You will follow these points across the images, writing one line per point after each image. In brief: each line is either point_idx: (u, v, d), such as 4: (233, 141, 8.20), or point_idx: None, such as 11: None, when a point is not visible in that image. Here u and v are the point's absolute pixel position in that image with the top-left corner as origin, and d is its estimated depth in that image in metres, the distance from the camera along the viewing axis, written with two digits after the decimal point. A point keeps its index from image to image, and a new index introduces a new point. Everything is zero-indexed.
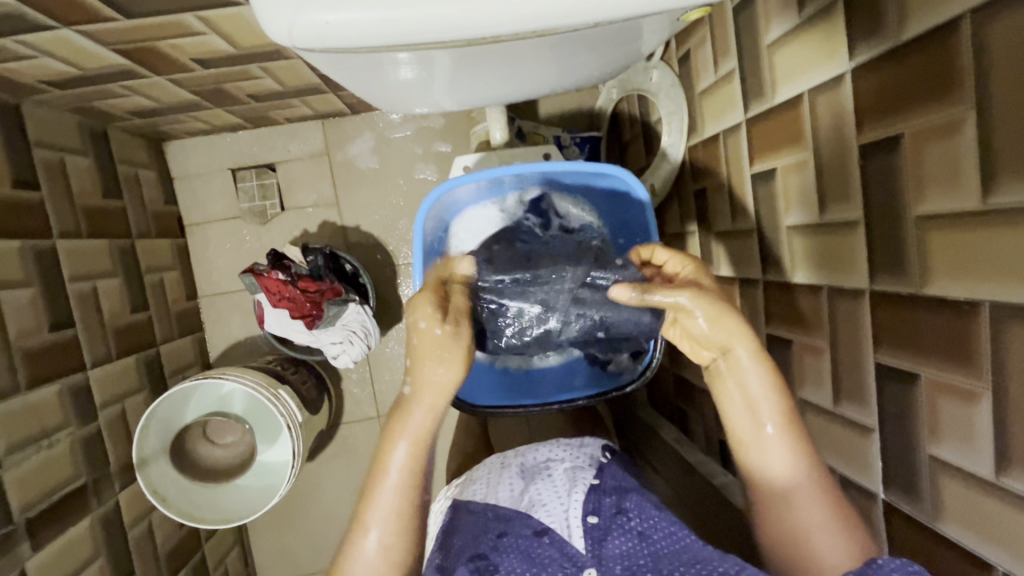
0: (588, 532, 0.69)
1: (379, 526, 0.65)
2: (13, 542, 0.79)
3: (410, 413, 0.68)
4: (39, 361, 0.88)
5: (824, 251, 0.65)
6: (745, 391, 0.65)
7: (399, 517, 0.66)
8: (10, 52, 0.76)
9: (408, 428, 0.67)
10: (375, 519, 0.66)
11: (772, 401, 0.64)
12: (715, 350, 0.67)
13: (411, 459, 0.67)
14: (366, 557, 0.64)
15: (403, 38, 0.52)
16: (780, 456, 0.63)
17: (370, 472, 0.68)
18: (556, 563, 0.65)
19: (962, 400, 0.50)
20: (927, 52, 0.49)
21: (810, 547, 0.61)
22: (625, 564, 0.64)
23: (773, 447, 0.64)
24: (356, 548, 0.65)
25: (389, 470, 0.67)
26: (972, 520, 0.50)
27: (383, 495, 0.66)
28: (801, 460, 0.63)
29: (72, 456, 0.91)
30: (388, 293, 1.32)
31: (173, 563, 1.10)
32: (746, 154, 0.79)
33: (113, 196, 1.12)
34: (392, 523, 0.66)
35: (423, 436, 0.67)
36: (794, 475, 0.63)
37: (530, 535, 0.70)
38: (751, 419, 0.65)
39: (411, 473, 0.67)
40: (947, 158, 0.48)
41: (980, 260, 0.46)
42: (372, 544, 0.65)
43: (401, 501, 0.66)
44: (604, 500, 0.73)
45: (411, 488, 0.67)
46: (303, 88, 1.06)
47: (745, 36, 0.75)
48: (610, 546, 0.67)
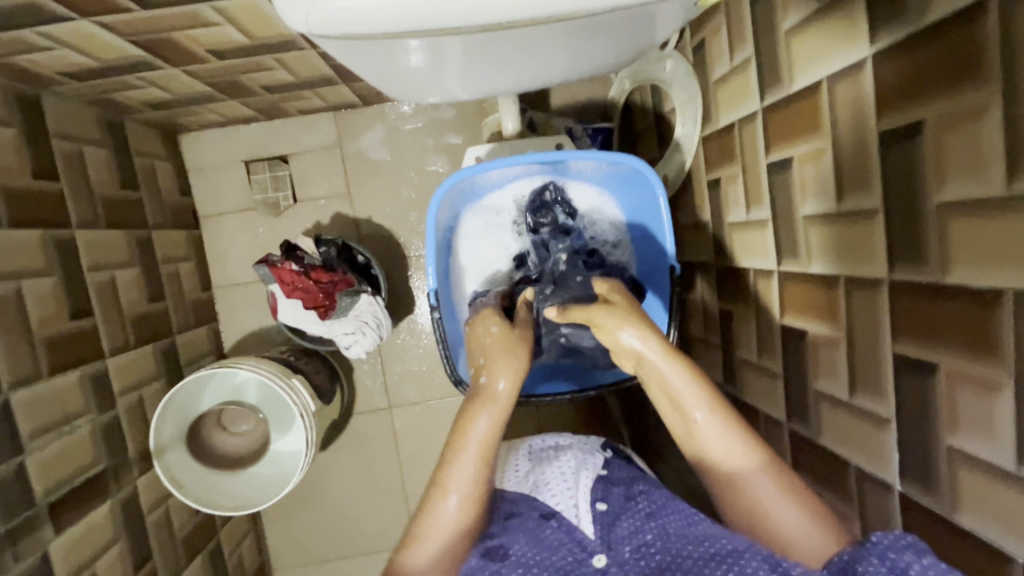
0: (597, 518, 0.69)
1: (458, 492, 0.68)
2: (36, 525, 0.81)
3: (494, 391, 0.73)
4: (59, 348, 0.90)
5: (841, 240, 0.65)
6: (668, 387, 0.67)
7: (478, 485, 0.68)
8: (30, 44, 0.77)
9: (491, 404, 0.72)
10: (454, 486, 0.68)
11: (695, 394, 0.66)
12: (630, 358, 0.70)
13: (493, 433, 0.71)
14: (443, 519, 0.67)
15: (416, 25, 0.52)
16: (719, 443, 0.65)
17: (449, 444, 0.71)
18: (566, 548, 0.66)
19: (983, 390, 0.49)
20: (951, 36, 0.48)
21: (778, 531, 0.61)
22: (634, 546, 0.64)
23: (713, 437, 0.65)
24: (435, 512, 0.67)
25: (471, 439, 0.70)
26: (992, 512, 0.50)
27: (461, 464, 0.69)
28: (745, 446, 0.64)
29: (92, 441, 0.93)
30: (399, 284, 1.32)
31: (190, 548, 1.12)
32: (762, 143, 0.78)
33: (129, 187, 1.13)
34: (470, 492, 0.68)
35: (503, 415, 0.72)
36: (740, 460, 0.64)
37: (538, 518, 0.70)
38: (680, 416, 0.68)
39: (490, 443, 0.70)
40: (970, 144, 0.47)
41: (1004, 247, 0.46)
42: (451, 509, 0.67)
43: (479, 471, 0.69)
44: (612, 489, 0.74)
45: (486, 457, 0.70)
46: (316, 79, 1.07)
47: (762, 23, 0.74)
48: (619, 530, 0.67)
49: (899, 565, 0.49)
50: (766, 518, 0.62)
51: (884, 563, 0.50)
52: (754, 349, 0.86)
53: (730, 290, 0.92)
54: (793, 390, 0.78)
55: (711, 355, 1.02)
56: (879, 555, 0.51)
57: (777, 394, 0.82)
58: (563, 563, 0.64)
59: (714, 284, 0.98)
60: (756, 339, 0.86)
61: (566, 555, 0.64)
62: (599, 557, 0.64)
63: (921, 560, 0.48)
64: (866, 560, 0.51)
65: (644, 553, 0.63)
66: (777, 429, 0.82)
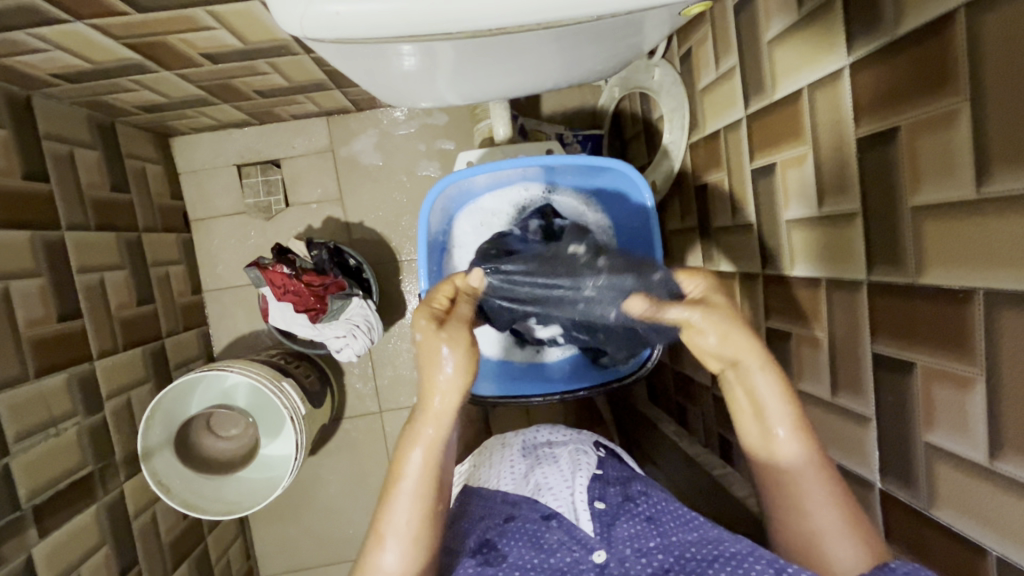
0: (597, 516, 0.70)
1: (396, 543, 0.65)
2: (20, 528, 0.80)
3: (422, 425, 0.68)
4: (47, 349, 0.89)
5: (823, 243, 0.66)
6: (753, 394, 0.65)
7: (418, 528, 0.66)
8: (23, 45, 0.78)
9: (426, 432, 0.68)
10: (393, 535, 0.66)
11: (780, 408, 0.64)
12: (722, 361, 0.66)
13: (427, 470, 0.67)
14: (383, 572, 0.65)
15: (409, 29, 0.53)
16: (789, 452, 0.64)
17: (384, 488, 0.68)
18: (565, 547, 0.66)
19: (957, 387, 0.50)
20: (923, 46, 0.50)
21: (828, 561, 0.61)
22: (634, 546, 0.65)
23: (783, 443, 0.64)
24: (374, 562, 0.65)
25: (405, 482, 0.67)
26: (968, 506, 0.51)
27: (398, 509, 0.67)
28: (811, 455, 0.63)
29: (78, 444, 0.92)
30: (390, 288, 1.33)
31: (177, 554, 1.11)
32: (746, 149, 0.80)
33: (120, 189, 1.13)
34: (411, 536, 0.66)
35: (440, 440, 0.68)
36: (793, 455, 0.63)
37: (538, 520, 0.70)
38: (758, 426, 0.65)
39: (424, 485, 0.67)
40: (943, 148, 0.49)
41: (974, 248, 0.47)
42: (389, 560, 0.65)
43: (416, 514, 0.67)
44: (608, 489, 0.75)
45: (426, 500, 0.67)
46: (309, 84, 1.08)
47: (746, 33, 0.76)
48: (618, 529, 0.68)
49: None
50: (818, 540, 0.61)
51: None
52: None
53: None
54: None
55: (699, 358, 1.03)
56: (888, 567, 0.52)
57: None
58: (562, 564, 0.65)
59: None
60: None
61: (566, 555, 0.65)
62: (599, 553, 0.65)
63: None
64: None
65: (646, 553, 0.64)
66: None
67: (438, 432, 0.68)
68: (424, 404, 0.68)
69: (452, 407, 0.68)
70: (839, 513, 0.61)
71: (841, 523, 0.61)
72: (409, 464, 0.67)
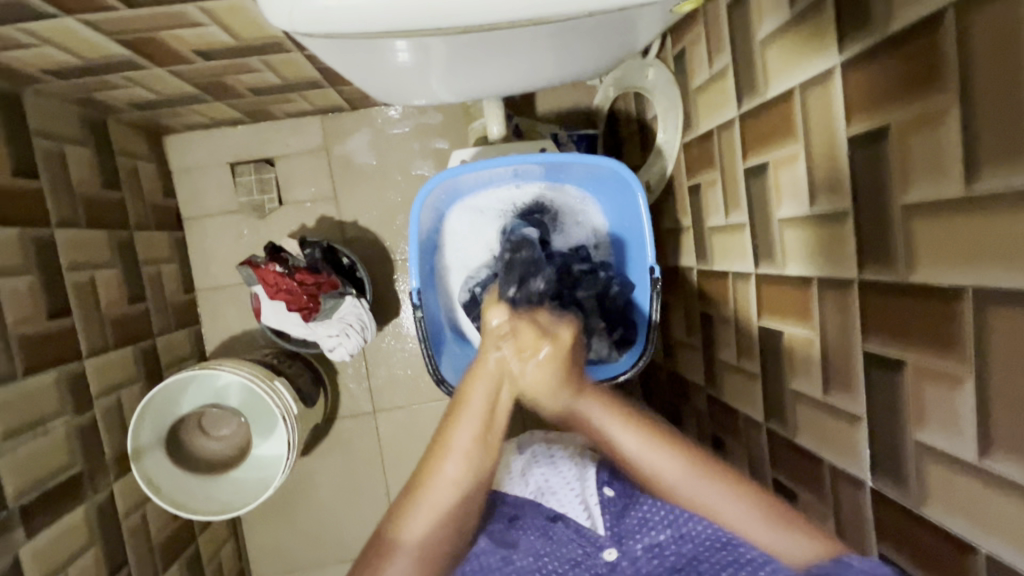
0: (605, 512, 0.73)
1: (456, 457, 0.67)
2: (8, 527, 0.79)
3: (489, 352, 0.74)
4: (36, 347, 0.88)
5: (815, 241, 0.66)
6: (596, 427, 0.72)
7: (479, 448, 0.69)
8: (12, 40, 0.77)
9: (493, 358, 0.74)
10: (455, 448, 0.68)
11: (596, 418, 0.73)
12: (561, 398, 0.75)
13: (490, 394, 0.72)
14: (442, 484, 0.66)
15: (399, 24, 0.53)
16: (688, 489, 0.67)
17: (447, 413, 0.71)
18: (576, 543, 0.71)
19: (947, 385, 0.50)
20: (915, 43, 0.50)
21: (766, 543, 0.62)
22: (646, 544, 0.70)
23: (653, 462, 0.69)
24: (435, 472, 0.67)
25: (470, 404, 0.71)
26: (956, 504, 0.51)
27: (462, 429, 0.69)
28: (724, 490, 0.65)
29: (67, 443, 0.92)
30: (383, 288, 1.32)
31: (167, 554, 1.10)
32: (739, 149, 0.80)
33: (112, 187, 1.12)
34: (470, 450, 0.68)
35: (506, 374, 0.74)
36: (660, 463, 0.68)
37: (546, 522, 0.73)
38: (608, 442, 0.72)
39: (486, 409, 0.71)
40: (934, 146, 0.49)
41: (964, 246, 0.47)
42: (450, 471, 0.67)
43: (475, 435, 0.69)
44: (617, 475, 0.76)
45: (484, 428, 0.70)
46: (302, 82, 1.07)
47: (738, 32, 0.77)
48: (628, 521, 0.71)
49: None
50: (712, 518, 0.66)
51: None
52: (733, 351, 0.87)
53: (711, 293, 0.94)
54: (769, 390, 0.79)
55: (691, 356, 1.03)
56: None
57: (755, 394, 0.83)
58: (575, 557, 0.71)
59: (695, 286, 1.00)
60: (735, 341, 0.87)
61: (577, 548, 0.71)
62: (609, 550, 0.70)
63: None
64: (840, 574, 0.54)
65: (656, 553, 0.69)
66: (755, 429, 0.84)
67: (502, 364, 0.73)
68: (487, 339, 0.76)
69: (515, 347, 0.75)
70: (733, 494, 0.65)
71: (751, 514, 0.64)
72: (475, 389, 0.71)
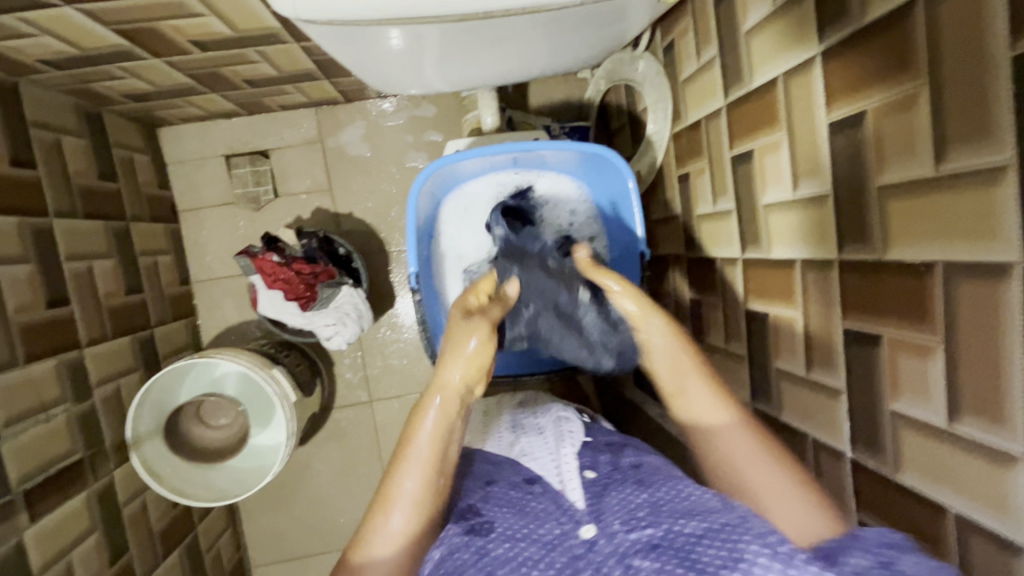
0: (587, 488, 0.67)
1: (401, 508, 0.64)
2: (11, 511, 0.80)
3: (430, 400, 0.68)
4: (36, 335, 0.89)
5: (798, 225, 0.69)
6: (659, 355, 0.71)
7: (427, 495, 0.65)
8: (10, 29, 0.77)
9: (436, 403, 0.68)
10: (399, 498, 0.64)
11: (683, 354, 0.69)
12: (634, 326, 0.74)
13: (438, 439, 0.67)
14: (388, 536, 0.63)
15: (397, 11, 0.55)
16: (703, 404, 0.67)
17: (392, 460, 0.68)
18: (552, 519, 0.62)
19: (919, 355, 0.53)
20: (888, 32, 0.53)
21: (755, 493, 0.61)
22: (624, 517, 0.60)
23: (696, 394, 0.67)
24: (377, 527, 0.64)
25: (414, 449, 0.66)
26: (928, 470, 0.54)
27: (405, 475, 0.65)
28: (721, 404, 0.66)
29: (68, 430, 0.93)
30: (379, 279, 1.34)
31: (167, 542, 1.11)
32: (726, 137, 0.82)
33: (107, 178, 1.13)
34: (417, 502, 0.64)
35: (456, 414, 0.68)
36: (717, 418, 0.66)
37: (523, 484, 0.69)
38: (672, 375, 0.69)
39: (432, 454, 0.66)
40: (906, 129, 0.52)
41: (934, 224, 0.50)
42: (393, 525, 0.64)
43: (424, 481, 0.65)
44: (600, 459, 0.73)
45: (432, 470, 0.66)
46: (298, 73, 1.08)
47: (725, 25, 0.79)
48: (608, 498, 0.65)
49: (889, 560, 0.49)
50: (744, 483, 0.61)
51: (875, 560, 0.49)
52: (721, 334, 0.90)
53: (699, 279, 0.97)
54: (756, 371, 0.82)
55: None
56: (873, 549, 0.50)
57: (742, 375, 0.86)
58: (549, 536, 0.60)
59: (684, 272, 1.03)
60: (723, 326, 0.90)
61: (554, 528, 0.61)
62: (587, 526, 0.61)
63: (909, 556, 0.48)
64: (855, 551, 0.51)
65: (635, 524, 0.59)
66: None
67: (452, 405, 0.68)
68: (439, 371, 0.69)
69: (462, 384, 0.69)
70: (757, 451, 0.62)
71: (756, 453, 0.62)
72: (422, 430, 0.66)
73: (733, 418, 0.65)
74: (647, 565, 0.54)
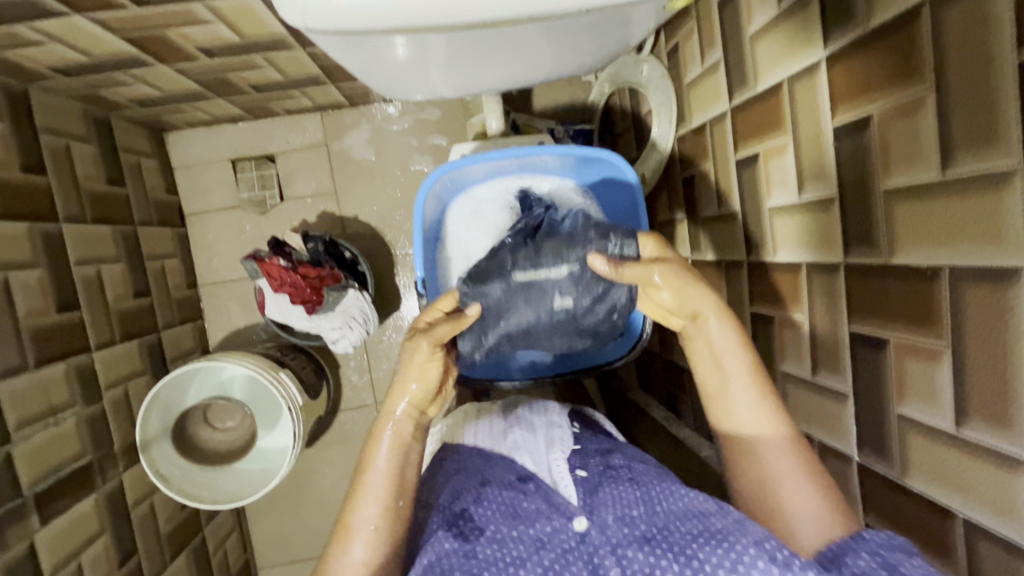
0: (579, 485, 0.69)
1: (361, 537, 0.64)
2: (22, 514, 0.81)
3: (383, 426, 0.70)
4: (46, 339, 0.90)
5: (804, 228, 0.69)
6: (711, 345, 0.68)
7: (385, 520, 0.65)
8: (22, 38, 0.79)
9: (388, 429, 0.70)
10: (359, 528, 0.65)
11: (735, 354, 0.67)
12: (685, 316, 0.69)
13: (394, 462, 0.68)
14: (350, 565, 0.63)
15: (403, 21, 0.55)
16: (748, 410, 0.66)
17: (353, 484, 0.68)
18: (544, 517, 0.64)
19: (926, 359, 0.53)
20: (892, 38, 0.53)
21: (780, 504, 0.62)
22: (617, 514, 0.63)
23: (744, 403, 0.66)
24: (339, 558, 0.64)
25: (371, 474, 0.67)
26: (936, 474, 0.54)
27: (365, 502, 0.66)
28: (773, 417, 0.65)
29: (78, 434, 0.93)
30: (384, 282, 1.35)
31: (175, 544, 1.12)
32: (731, 141, 0.83)
33: (116, 183, 1.14)
34: (377, 526, 0.65)
35: (409, 439, 0.70)
36: (764, 429, 0.65)
37: (516, 481, 0.70)
38: (718, 374, 0.68)
39: (390, 476, 0.67)
40: (912, 133, 0.52)
41: (940, 228, 0.50)
42: (354, 555, 0.64)
43: (383, 506, 0.66)
44: (591, 461, 0.73)
45: (390, 494, 0.67)
46: (304, 78, 1.09)
47: (729, 28, 0.79)
48: (600, 492, 0.67)
49: (892, 561, 0.51)
50: (771, 488, 0.63)
51: (878, 563, 0.51)
52: None
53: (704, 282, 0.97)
54: None
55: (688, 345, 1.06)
56: (871, 551, 0.53)
57: None
58: (541, 534, 0.63)
59: None
60: None
61: (545, 525, 0.63)
62: (580, 519, 0.63)
63: (913, 560, 0.50)
64: (856, 552, 0.53)
65: (629, 522, 0.61)
66: None
67: (404, 430, 0.70)
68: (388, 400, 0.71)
69: (413, 410, 0.71)
70: (798, 468, 0.62)
71: (794, 466, 0.63)
72: (377, 457, 0.68)
73: (780, 431, 0.64)
74: (640, 558, 0.57)
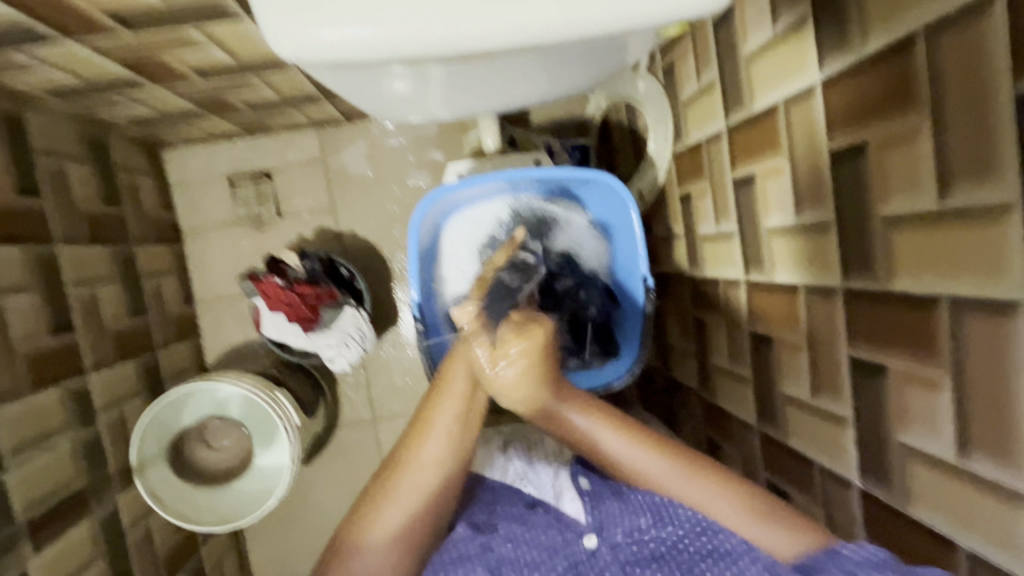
0: (585, 503, 0.72)
1: (437, 436, 0.66)
2: (15, 543, 0.80)
3: (470, 334, 0.71)
4: (40, 364, 0.90)
5: (802, 250, 0.69)
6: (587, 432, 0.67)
7: (463, 429, 0.67)
8: (15, 63, 0.78)
9: (473, 339, 0.70)
10: (435, 428, 0.66)
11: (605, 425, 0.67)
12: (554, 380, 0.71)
13: (471, 377, 0.68)
14: (424, 462, 0.66)
15: (395, 53, 0.55)
16: (652, 471, 0.65)
17: (429, 392, 0.69)
18: (555, 529, 0.70)
19: (927, 389, 0.53)
20: (889, 64, 0.53)
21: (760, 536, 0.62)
22: (625, 529, 0.67)
23: (647, 466, 0.65)
24: (414, 454, 0.66)
25: (450, 385, 0.68)
26: (939, 504, 0.54)
27: (442, 410, 0.67)
28: (670, 464, 0.65)
29: (72, 458, 0.93)
30: (382, 298, 1.34)
31: (171, 566, 1.11)
32: (728, 160, 0.82)
33: (112, 202, 1.14)
34: (452, 429, 0.67)
35: (486, 357, 0.70)
36: (664, 477, 0.65)
37: (525, 506, 0.73)
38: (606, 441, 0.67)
39: (466, 389, 0.68)
40: (908, 161, 0.52)
41: (940, 257, 0.50)
42: (430, 452, 0.66)
43: (458, 415, 0.67)
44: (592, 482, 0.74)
45: (467, 405, 0.68)
46: (300, 97, 1.09)
47: (725, 48, 0.79)
48: (605, 513, 0.70)
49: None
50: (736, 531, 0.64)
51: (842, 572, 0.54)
52: (726, 355, 0.90)
53: (702, 299, 0.97)
54: (762, 392, 0.81)
55: (687, 360, 1.05)
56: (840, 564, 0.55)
57: (747, 397, 0.86)
58: (553, 543, 0.68)
59: (687, 291, 1.03)
60: (727, 347, 0.90)
61: (556, 535, 0.69)
62: (589, 537, 0.68)
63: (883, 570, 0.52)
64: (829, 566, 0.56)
65: (636, 539, 0.66)
66: (748, 431, 0.86)
67: (482, 347, 0.70)
68: (466, 325, 0.71)
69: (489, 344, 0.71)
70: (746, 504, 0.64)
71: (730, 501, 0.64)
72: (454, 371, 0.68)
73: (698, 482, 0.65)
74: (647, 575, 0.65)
